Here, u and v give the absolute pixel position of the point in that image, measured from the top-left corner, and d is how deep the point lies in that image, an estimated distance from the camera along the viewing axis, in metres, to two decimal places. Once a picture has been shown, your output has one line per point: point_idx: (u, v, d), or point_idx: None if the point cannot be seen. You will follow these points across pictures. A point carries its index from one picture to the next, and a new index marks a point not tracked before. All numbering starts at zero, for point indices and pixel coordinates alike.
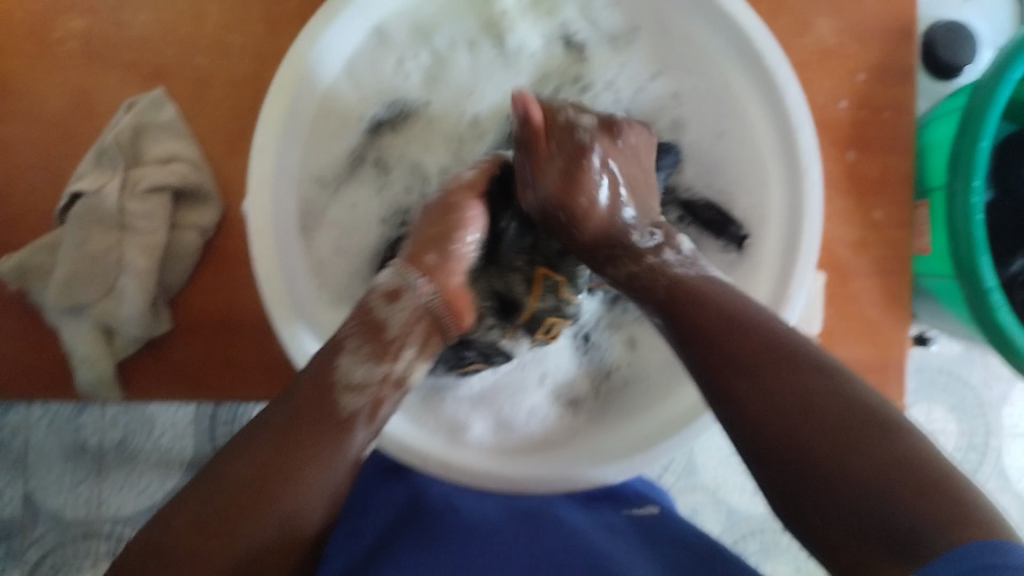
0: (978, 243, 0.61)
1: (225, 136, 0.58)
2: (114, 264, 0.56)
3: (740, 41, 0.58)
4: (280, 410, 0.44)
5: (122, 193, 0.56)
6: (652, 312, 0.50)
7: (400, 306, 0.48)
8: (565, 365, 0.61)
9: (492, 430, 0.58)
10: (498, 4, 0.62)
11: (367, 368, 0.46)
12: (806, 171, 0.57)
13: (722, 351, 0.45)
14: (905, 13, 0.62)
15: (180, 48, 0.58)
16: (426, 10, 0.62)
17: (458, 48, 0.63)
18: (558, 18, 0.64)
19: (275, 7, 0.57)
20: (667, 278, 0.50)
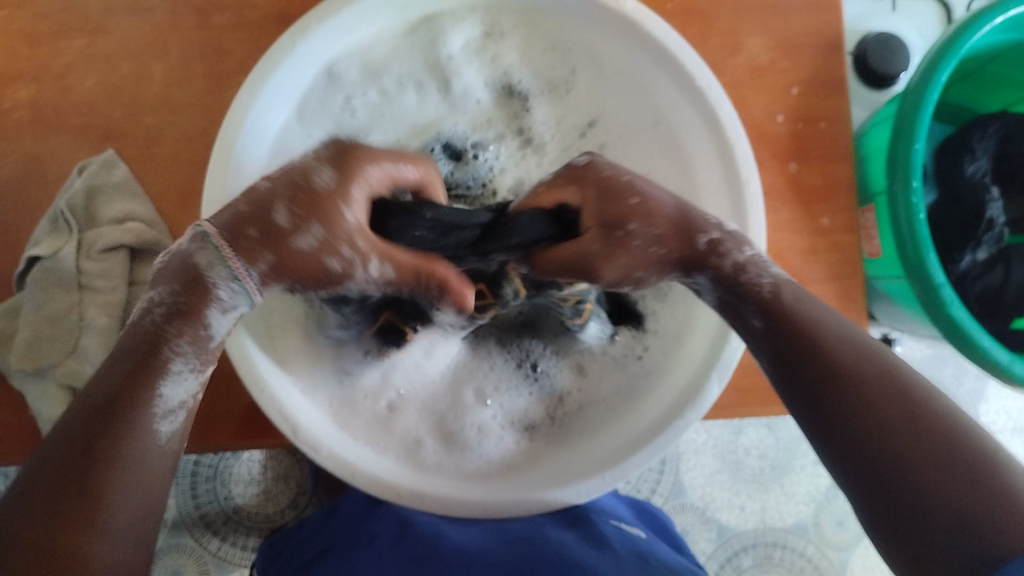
0: (925, 241, 0.63)
1: (177, 191, 0.58)
2: (75, 323, 0.55)
3: (666, 64, 0.57)
4: (83, 430, 0.39)
5: (77, 255, 0.55)
6: (748, 313, 0.45)
7: (230, 315, 0.44)
8: (515, 395, 0.59)
9: (446, 451, 0.56)
10: (444, 48, 0.60)
11: (187, 383, 0.42)
12: (750, 213, 0.55)
13: (823, 374, 0.42)
14: (829, 28, 0.65)
15: (128, 108, 0.58)
16: (375, 51, 0.60)
17: (407, 87, 0.61)
18: (503, 65, 0.62)
19: (217, 65, 0.59)
20: (765, 280, 0.45)
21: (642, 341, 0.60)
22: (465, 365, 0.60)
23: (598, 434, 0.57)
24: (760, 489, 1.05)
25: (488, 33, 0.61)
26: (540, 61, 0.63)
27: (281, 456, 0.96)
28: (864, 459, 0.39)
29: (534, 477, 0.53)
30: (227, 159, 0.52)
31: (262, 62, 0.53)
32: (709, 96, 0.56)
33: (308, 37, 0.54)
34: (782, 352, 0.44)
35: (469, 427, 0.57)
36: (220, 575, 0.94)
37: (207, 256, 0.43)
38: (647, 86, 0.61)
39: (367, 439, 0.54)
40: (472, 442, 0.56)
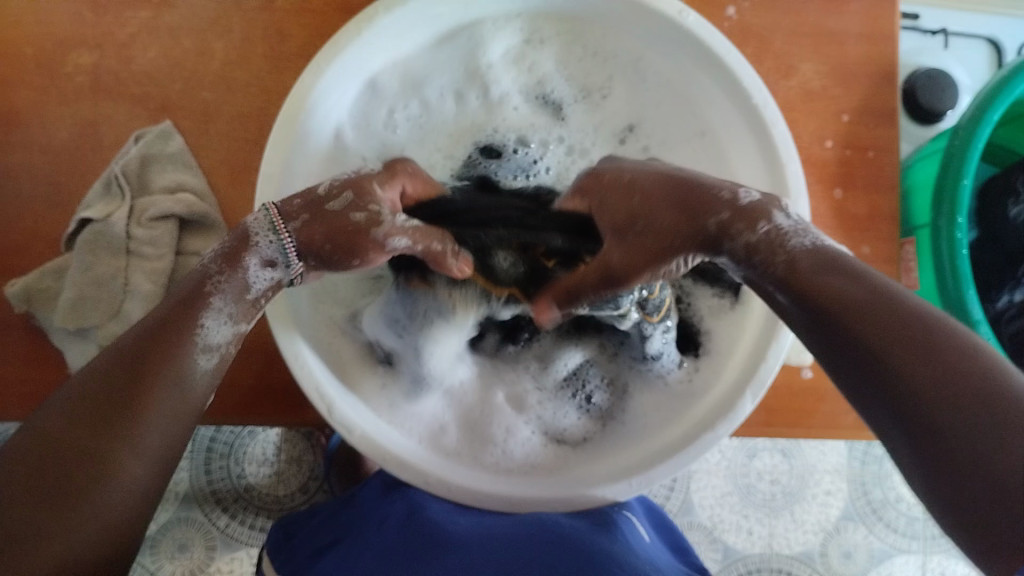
0: (965, 277, 0.63)
1: (230, 167, 0.59)
2: (120, 289, 0.55)
3: (727, 83, 0.56)
4: (124, 352, 0.42)
5: (128, 221, 0.56)
6: (771, 290, 0.41)
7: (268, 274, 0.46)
8: (557, 412, 0.60)
9: (467, 443, 0.56)
10: (484, 57, 0.61)
11: (228, 326, 0.44)
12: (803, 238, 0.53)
13: (891, 344, 0.35)
14: (883, 58, 0.65)
15: (188, 82, 0.59)
16: (415, 62, 0.61)
17: (447, 96, 0.63)
18: (539, 73, 0.63)
19: (279, 46, 0.59)
20: (792, 248, 0.40)
21: (694, 366, 0.59)
22: (517, 398, 0.60)
23: (630, 446, 0.56)
24: (770, 515, 1.04)
25: (528, 40, 0.62)
26: (576, 71, 0.64)
27: (296, 439, 0.97)
28: (938, 440, 0.33)
29: (558, 477, 0.53)
30: (285, 150, 0.52)
31: (326, 48, 0.52)
32: (765, 114, 0.55)
33: (372, 27, 0.54)
34: (822, 320, 0.38)
35: (498, 426, 0.57)
36: (227, 551, 0.95)
37: (256, 219, 0.46)
38: (696, 105, 0.61)
39: (403, 431, 0.54)
40: (498, 439, 0.57)
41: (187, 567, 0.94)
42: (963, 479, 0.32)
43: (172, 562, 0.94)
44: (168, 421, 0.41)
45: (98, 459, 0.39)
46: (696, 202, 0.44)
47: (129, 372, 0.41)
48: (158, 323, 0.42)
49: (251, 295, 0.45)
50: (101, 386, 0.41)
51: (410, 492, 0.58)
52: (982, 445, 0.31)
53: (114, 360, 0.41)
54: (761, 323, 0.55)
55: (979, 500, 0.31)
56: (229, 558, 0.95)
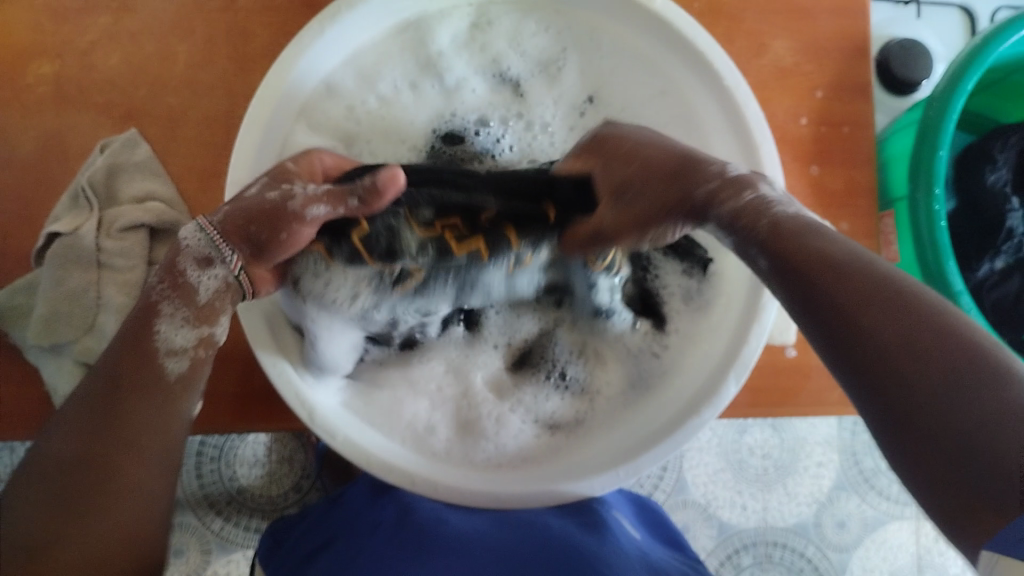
0: (943, 250, 0.63)
1: (198, 173, 0.58)
2: (93, 302, 0.55)
3: (695, 59, 0.56)
4: (99, 371, 0.43)
5: (97, 233, 0.55)
6: (759, 255, 0.39)
7: (212, 272, 0.45)
8: (541, 397, 0.58)
9: (459, 440, 0.55)
10: (433, 44, 0.59)
11: (187, 331, 0.44)
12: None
13: (857, 311, 0.34)
14: (855, 32, 0.65)
15: (152, 88, 0.58)
16: (367, 57, 0.59)
17: (403, 89, 0.60)
18: (491, 53, 0.61)
19: (243, 47, 0.58)
20: (768, 216, 0.39)
21: (660, 340, 0.58)
22: (499, 385, 0.58)
23: (625, 434, 0.55)
24: (764, 489, 1.05)
25: (475, 23, 0.61)
26: (533, 49, 0.61)
27: (287, 439, 0.96)
28: (904, 409, 0.31)
29: (549, 471, 0.53)
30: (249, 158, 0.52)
31: (291, 45, 0.53)
32: (737, 95, 0.53)
33: (338, 23, 0.54)
34: (795, 283, 0.36)
35: (488, 418, 0.56)
36: (223, 554, 0.94)
37: (192, 237, 0.45)
38: (664, 77, 0.59)
39: (389, 436, 0.53)
40: (489, 432, 0.55)
41: (184, 572, 0.93)
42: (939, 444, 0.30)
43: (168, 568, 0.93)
44: (158, 431, 0.42)
45: (103, 478, 0.40)
46: (688, 173, 0.44)
47: (110, 388, 0.42)
48: (129, 336, 0.43)
49: (201, 299, 0.45)
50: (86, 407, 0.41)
51: (400, 494, 0.58)
52: (937, 411, 0.30)
53: (93, 380, 0.43)
54: (741, 305, 0.55)
55: (959, 471, 0.30)
56: (226, 561, 0.94)
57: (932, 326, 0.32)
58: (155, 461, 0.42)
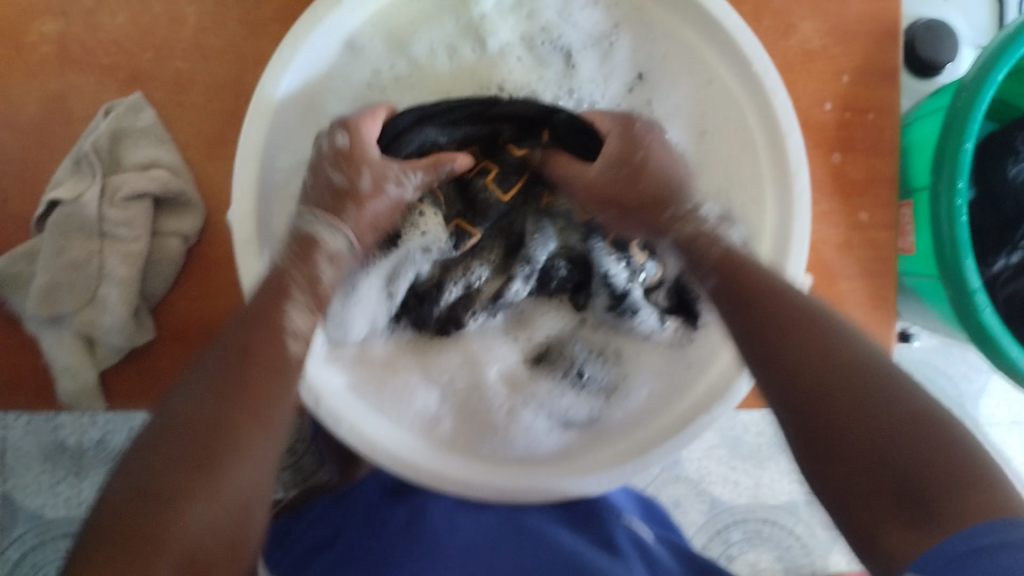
0: (964, 245, 0.62)
1: (205, 140, 0.56)
2: (95, 273, 0.53)
3: (728, 46, 0.54)
4: (229, 337, 0.42)
5: (100, 201, 0.53)
6: (707, 276, 0.47)
7: (331, 261, 0.48)
8: (557, 394, 0.56)
9: (466, 430, 0.54)
10: (476, 7, 0.57)
11: (307, 314, 0.45)
12: (798, 207, 0.52)
13: (786, 338, 0.41)
14: (886, 15, 0.63)
15: (158, 51, 0.56)
16: (399, 18, 0.56)
17: (438, 53, 0.58)
18: (540, 21, 0.58)
19: (254, 11, 0.56)
20: (721, 247, 0.47)
21: (688, 337, 0.57)
22: (515, 380, 0.57)
23: (634, 433, 0.54)
24: (757, 466, 1.05)
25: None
26: (585, 23, 0.59)
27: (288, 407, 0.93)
28: (822, 429, 0.38)
29: (558, 466, 0.52)
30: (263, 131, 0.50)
31: (310, 14, 0.50)
32: (765, 83, 0.52)
33: None
34: (738, 307, 0.45)
35: (499, 410, 0.55)
36: None
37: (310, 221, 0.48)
38: (698, 54, 0.56)
39: (402, 423, 0.52)
40: (500, 425, 0.54)
41: None
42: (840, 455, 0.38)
43: None
44: (282, 405, 0.42)
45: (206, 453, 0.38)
46: (657, 197, 0.50)
47: (241, 356, 0.41)
48: (256, 314, 0.43)
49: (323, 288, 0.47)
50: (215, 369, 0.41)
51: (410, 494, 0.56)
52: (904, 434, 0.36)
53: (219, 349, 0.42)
54: None
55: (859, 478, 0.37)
56: None
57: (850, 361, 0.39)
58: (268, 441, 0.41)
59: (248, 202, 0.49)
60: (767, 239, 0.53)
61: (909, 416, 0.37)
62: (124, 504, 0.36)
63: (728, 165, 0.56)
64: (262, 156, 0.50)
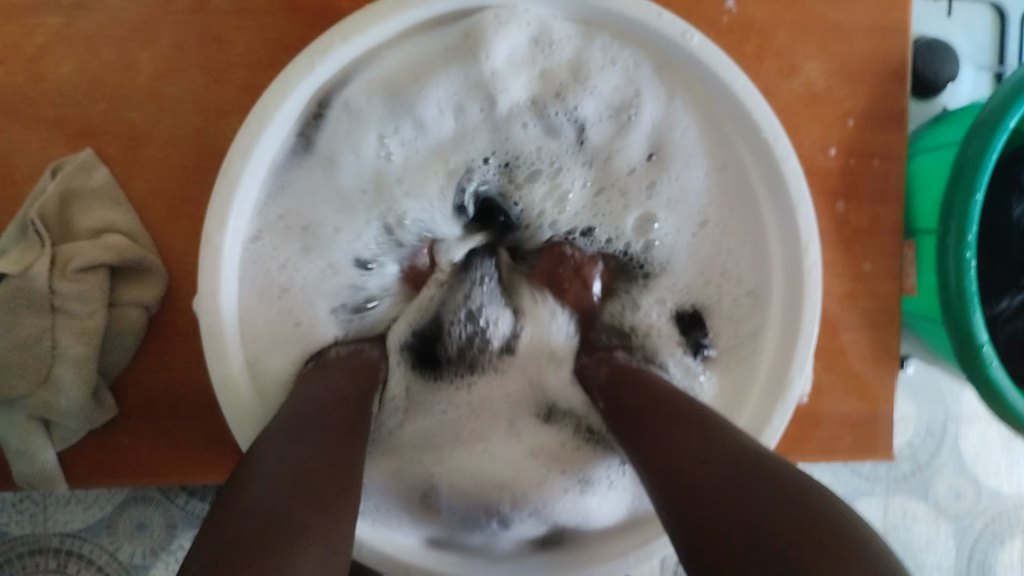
0: (971, 298, 0.59)
1: (166, 201, 0.52)
2: (47, 353, 0.49)
3: (734, 114, 0.49)
4: (314, 399, 0.43)
5: (51, 273, 0.49)
6: (598, 398, 0.49)
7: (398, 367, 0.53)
8: (566, 452, 0.52)
9: (470, 500, 0.50)
10: (487, 65, 0.48)
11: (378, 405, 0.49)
12: (809, 284, 0.48)
13: (666, 432, 0.42)
14: (896, 53, 0.59)
15: (110, 103, 0.51)
16: (398, 75, 0.48)
17: (446, 114, 0.50)
18: (555, 83, 0.50)
19: (215, 57, 0.51)
20: (608, 366, 0.50)
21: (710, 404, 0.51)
22: (521, 426, 0.52)
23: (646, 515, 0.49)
24: None
25: (536, 40, 0.49)
26: (606, 89, 0.50)
27: None
28: (692, 505, 0.38)
29: (554, 554, 0.50)
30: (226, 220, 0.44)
31: (274, 88, 0.43)
32: (775, 151, 0.47)
33: (331, 61, 0.44)
34: (624, 410, 0.46)
35: (501, 466, 0.51)
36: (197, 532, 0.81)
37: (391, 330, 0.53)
38: (716, 112, 0.50)
39: (397, 512, 0.50)
40: (506, 484, 0.50)
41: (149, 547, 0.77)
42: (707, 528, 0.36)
43: (132, 541, 0.77)
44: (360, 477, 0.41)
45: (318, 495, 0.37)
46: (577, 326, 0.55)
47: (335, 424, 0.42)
48: (351, 391, 0.45)
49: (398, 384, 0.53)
50: (300, 422, 0.41)
51: None
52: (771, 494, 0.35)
53: (301, 407, 0.42)
54: (762, 377, 0.50)
55: (729, 546, 0.35)
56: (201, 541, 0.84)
57: (719, 447, 0.39)
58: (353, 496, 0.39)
59: (218, 299, 0.44)
60: (775, 312, 0.51)
61: (775, 484, 0.36)
62: (245, 524, 0.33)
63: (729, 252, 0.52)
64: (232, 243, 0.45)
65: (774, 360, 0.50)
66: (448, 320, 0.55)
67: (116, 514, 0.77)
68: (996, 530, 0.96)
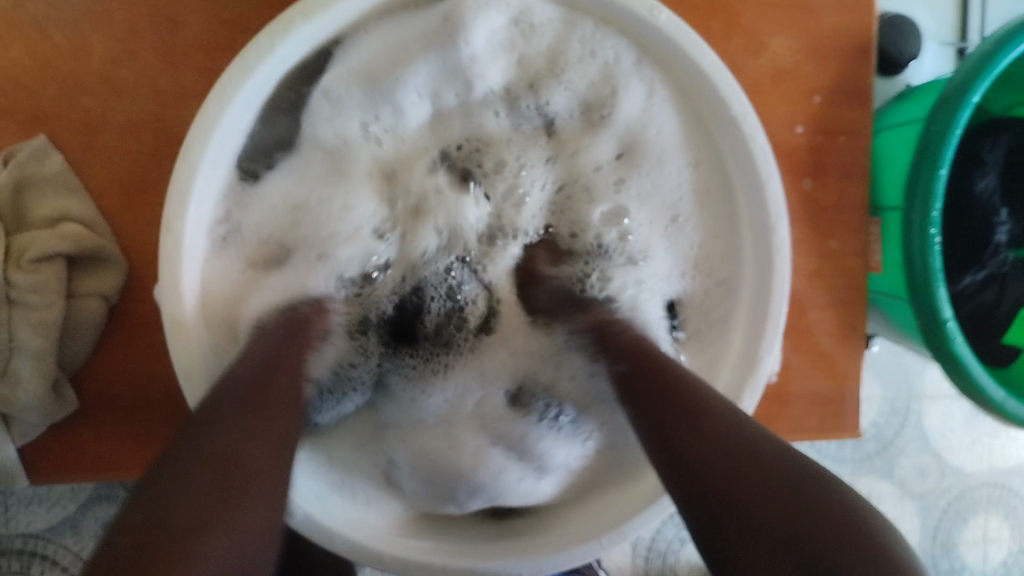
0: (937, 273, 0.59)
1: (123, 188, 0.50)
2: (4, 346, 0.47)
3: (703, 92, 0.48)
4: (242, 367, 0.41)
5: (5, 265, 0.47)
6: (614, 364, 0.48)
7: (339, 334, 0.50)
8: (528, 440, 0.51)
9: (428, 488, 0.51)
10: (465, 52, 0.48)
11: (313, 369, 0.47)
12: (778, 265, 0.48)
13: (686, 417, 0.41)
14: (861, 29, 0.59)
15: (62, 87, 0.49)
16: (375, 58, 0.47)
17: (424, 99, 0.51)
18: (532, 72, 0.51)
19: (171, 38, 0.50)
20: (629, 337, 0.49)
21: None
22: (485, 415, 0.52)
23: (592, 491, 0.51)
24: None
25: (518, 20, 0.49)
26: (581, 81, 0.51)
27: None
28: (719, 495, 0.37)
29: (530, 539, 0.48)
30: (185, 202, 0.43)
31: (233, 70, 0.42)
32: (744, 129, 0.47)
33: (289, 40, 0.43)
34: (641, 388, 0.45)
35: (464, 453, 0.51)
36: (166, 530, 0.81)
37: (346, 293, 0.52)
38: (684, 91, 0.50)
39: (358, 508, 0.49)
40: (467, 472, 0.50)
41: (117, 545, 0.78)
42: (738, 520, 0.36)
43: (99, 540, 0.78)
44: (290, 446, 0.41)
45: (237, 476, 0.36)
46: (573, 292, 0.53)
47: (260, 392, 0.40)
48: (277, 352, 0.44)
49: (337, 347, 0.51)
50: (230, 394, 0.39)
51: None
52: (802, 491, 0.35)
53: (231, 379, 0.40)
54: (733, 357, 0.50)
55: (762, 540, 0.35)
56: None
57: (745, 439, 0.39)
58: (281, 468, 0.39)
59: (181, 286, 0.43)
60: (746, 292, 0.50)
61: (804, 482, 0.36)
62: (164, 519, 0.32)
63: (703, 241, 0.53)
64: (193, 228, 0.44)
65: (743, 340, 0.50)
66: (428, 295, 0.54)
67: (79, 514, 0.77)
68: (959, 507, 0.98)
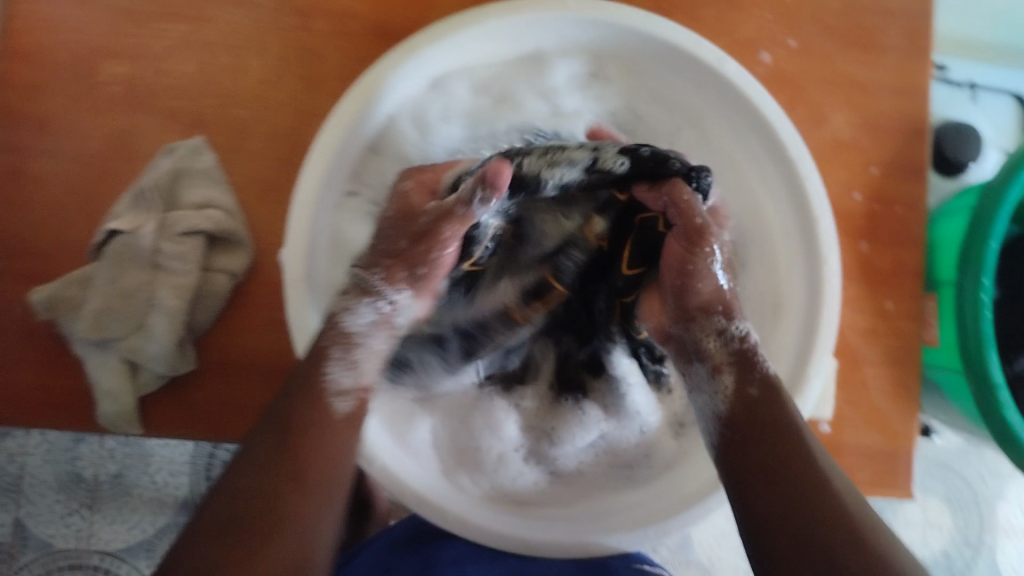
0: (987, 341, 0.62)
1: (259, 185, 0.59)
2: (145, 302, 0.56)
3: (766, 136, 0.55)
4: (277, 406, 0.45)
5: (156, 234, 0.56)
6: (750, 391, 0.46)
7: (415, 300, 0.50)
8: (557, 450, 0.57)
9: (467, 471, 0.55)
10: (549, 79, 0.59)
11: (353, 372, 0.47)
12: (827, 292, 0.53)
13: (786, 469, 0.43)
14: (916, 113, 0.65)
15: (221, 99, 0.59)
16: (482, 66, 0.58)
17: (521, 101, 0.60)
18: (609, 105, 0.61)
19: (314, 67, 0.59)
20: (759, 376, 0.47)
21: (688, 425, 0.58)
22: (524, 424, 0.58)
23: (601, 491, 0.57)
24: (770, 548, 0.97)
25: (593, 75, 0.60)
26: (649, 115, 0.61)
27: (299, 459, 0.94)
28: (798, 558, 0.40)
29: (579, 522, 0.52)
30: (318, 175, 0.51)
31: (370, 75, 0.51)
32: (800, 168, 0.54)
33: (415, 59, 0.52)
34: (749, 422, 0.45)
35: (490, 452, 0.56)
36: None
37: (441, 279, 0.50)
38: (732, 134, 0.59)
39: (418, 462, 0.53)
40: (488, 467, 0.56)
41: None
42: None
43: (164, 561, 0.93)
44: (328, 456, 0.45)
45: (266, 511, 0.42)
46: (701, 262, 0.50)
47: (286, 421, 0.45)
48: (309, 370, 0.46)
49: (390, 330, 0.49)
50: (265, 438, 0.44)
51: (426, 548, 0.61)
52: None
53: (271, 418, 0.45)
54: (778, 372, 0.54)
55: None
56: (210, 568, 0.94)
57: (836, 513, 0.41)
58: (319, 473, 0.44)
59: (300, 246, 0.51)
60: (795, 317, 0.55)
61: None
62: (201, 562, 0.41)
63: (756, 266, 0.59)
64: (318, 204, 0.52)
65: (790, 359, 0.54)
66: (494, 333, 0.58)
67: (155, 539, 0.94)
68: None
